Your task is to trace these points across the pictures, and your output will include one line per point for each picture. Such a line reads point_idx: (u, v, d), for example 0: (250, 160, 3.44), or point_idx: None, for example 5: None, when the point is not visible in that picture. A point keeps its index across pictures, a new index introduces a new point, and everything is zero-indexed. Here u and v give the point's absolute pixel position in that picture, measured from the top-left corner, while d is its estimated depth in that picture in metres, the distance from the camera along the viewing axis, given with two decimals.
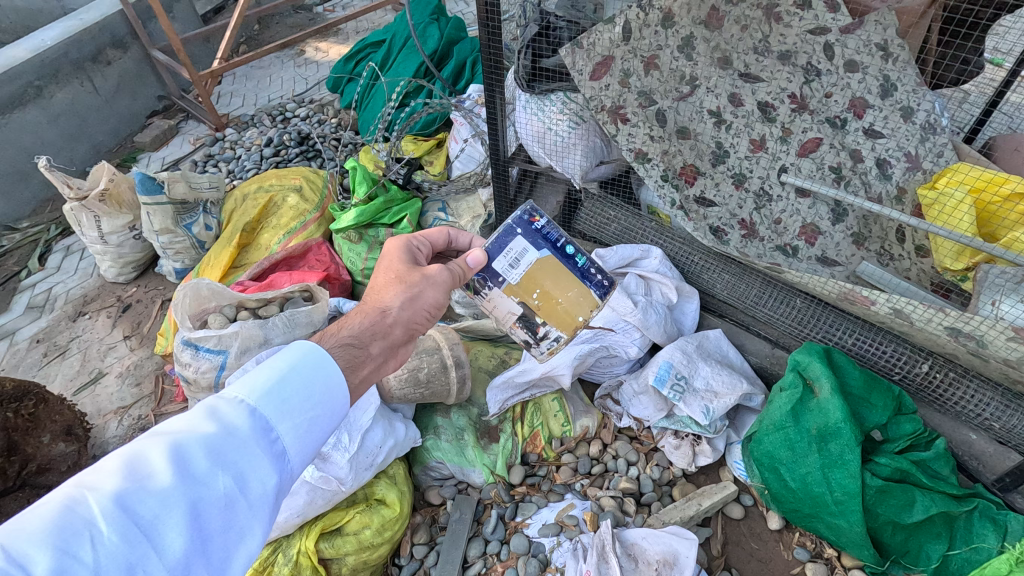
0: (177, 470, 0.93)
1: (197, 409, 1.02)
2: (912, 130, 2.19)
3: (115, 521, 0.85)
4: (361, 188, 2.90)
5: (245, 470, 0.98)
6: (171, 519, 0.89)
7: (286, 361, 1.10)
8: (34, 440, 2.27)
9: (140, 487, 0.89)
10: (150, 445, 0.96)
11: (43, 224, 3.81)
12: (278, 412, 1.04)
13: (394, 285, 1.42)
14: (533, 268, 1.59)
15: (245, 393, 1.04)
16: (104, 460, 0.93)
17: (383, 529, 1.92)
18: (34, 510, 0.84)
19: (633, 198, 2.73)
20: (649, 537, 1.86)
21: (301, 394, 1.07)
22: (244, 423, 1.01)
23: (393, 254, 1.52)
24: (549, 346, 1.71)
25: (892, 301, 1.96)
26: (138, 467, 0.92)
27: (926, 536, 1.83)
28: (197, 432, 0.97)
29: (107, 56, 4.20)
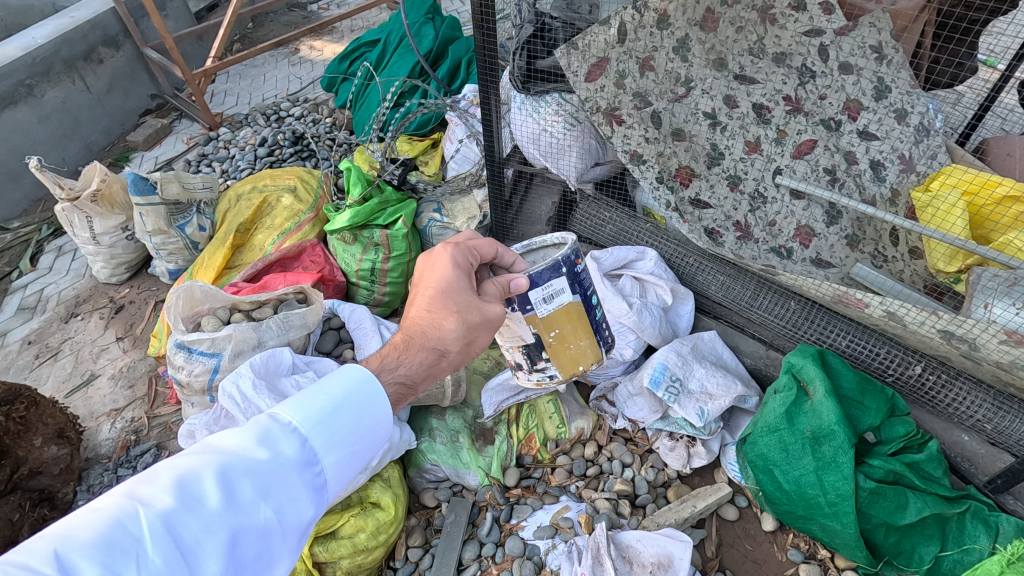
0: (225, 495, 0.91)
1: (249, 427, 1.01)
2: (907, 132, 2.22)
3: (161, 544, 0.82)
4: (355, 189, 2.87)
5: (288, 502, 0.96)
6: (213, 547, 0.86)
7: (340, 388, 1.07)
8: (26, 443, 2.26)
9: (187, 509, 0.87)
10: (200, 463, 0.94)
11: (34, 224, 3.78)
12: (325, 444, 1.03)
13: (453, 321, 1.25)
14: (560, 309, 1.52)
15: (299, 421, 1.02)
16: (156, 472, 0.91)
17: (377, 533, 1.92)
18: (84, 518, 0.82)
19: (629, 200, 2.71)
20: (643, 539, 1.86)
21: (351, 428, 1.05)
22: (293, 452, 1.00)
23: (446, 275, 1.27)
24: (537, 377, 1.69)
25: (886, 304, 1.96)
26: (188, 486, 0.90)
27: (919, 537, 1.83)
28: (248, 457, 0.96)
29: (98, 54, 4.18)
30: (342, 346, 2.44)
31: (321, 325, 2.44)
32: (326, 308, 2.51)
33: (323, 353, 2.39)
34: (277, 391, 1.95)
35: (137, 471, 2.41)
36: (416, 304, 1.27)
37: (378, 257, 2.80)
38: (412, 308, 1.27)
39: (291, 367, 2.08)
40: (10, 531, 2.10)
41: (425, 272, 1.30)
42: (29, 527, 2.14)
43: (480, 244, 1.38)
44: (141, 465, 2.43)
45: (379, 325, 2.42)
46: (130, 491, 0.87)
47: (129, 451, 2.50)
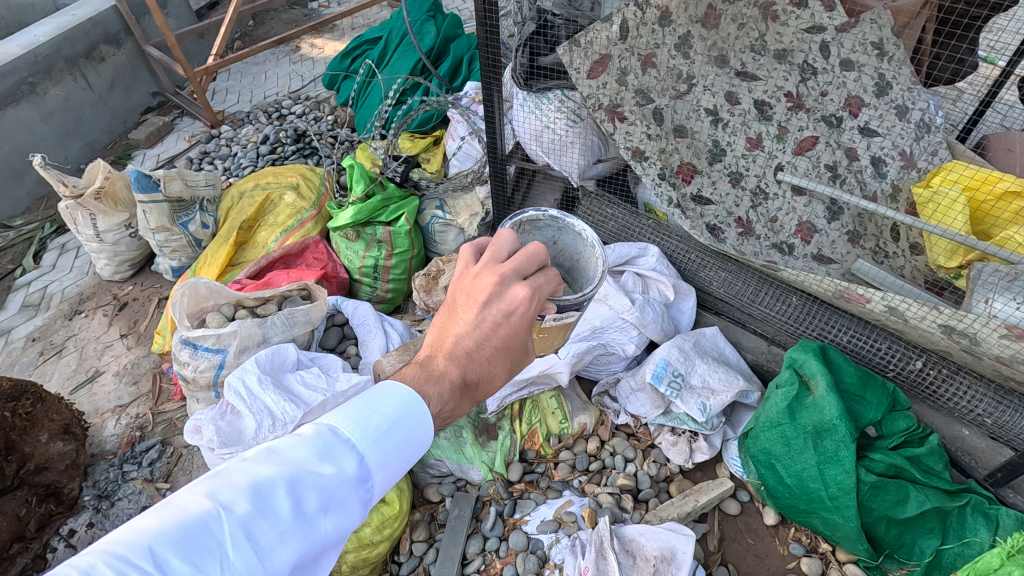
0: (295, 506, 0.85)
1: (314, 433, 0.93)
2: (907, 128, 2.23)
3: (241, 552, 0.79)
4: (359, 186, 2.88)
5: (351, 516, 0.91)
6: (286, 559, 0.82)
7: (394, 407, 0.99)
8: (32, 439, 2.27)
9: (259, 520, 0.82)
10: (269, 467, 0.88)
11: (37, 222, 3.79)
12: (383, 462, 0.95)
13: (503, 375, 1.16)
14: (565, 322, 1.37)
15: (358, 437, 0.94)
16: (228, 473, 0.86)
17: (382, 527, 1.94)
18: (166, 515, 0.78)
19: (630, 196, 2.73)
20: (647, 533, 1.88)
21: (407, 447, 0.98)
22: (355, 467, 0.92)
23: (516, 336, 1.11)
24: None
25: (887, 299, 1.99)
26: (261, 492, 0.84)
27: (920, 531, 1.85)
28: (315, 469, 0.89)
29: (100, 52, 4.19)
30: (345, 342, 2.46)
31: (324, 321, 2.47)
32: (332, 304, 2.54)
33: (326, 349, 2.41)
34: (283, 387, 1.97)
35: (142, 467, 2.43)
36: (474, 347, 1.10)
37: (380, 254, 2.81)
38: (471, 353, 1.10)
39: (296, 363, 2.11)
40: (17, 526, 2.15)
41: (497, 318, 1.11)
42: (36, 522, 2.19)
43: (555, 286, 1.17)
44: (147, 461, 2.44)
45: (382, 323, 2.43)
46: (208, 490, 0.83)
47: (134, 447, 2.52)
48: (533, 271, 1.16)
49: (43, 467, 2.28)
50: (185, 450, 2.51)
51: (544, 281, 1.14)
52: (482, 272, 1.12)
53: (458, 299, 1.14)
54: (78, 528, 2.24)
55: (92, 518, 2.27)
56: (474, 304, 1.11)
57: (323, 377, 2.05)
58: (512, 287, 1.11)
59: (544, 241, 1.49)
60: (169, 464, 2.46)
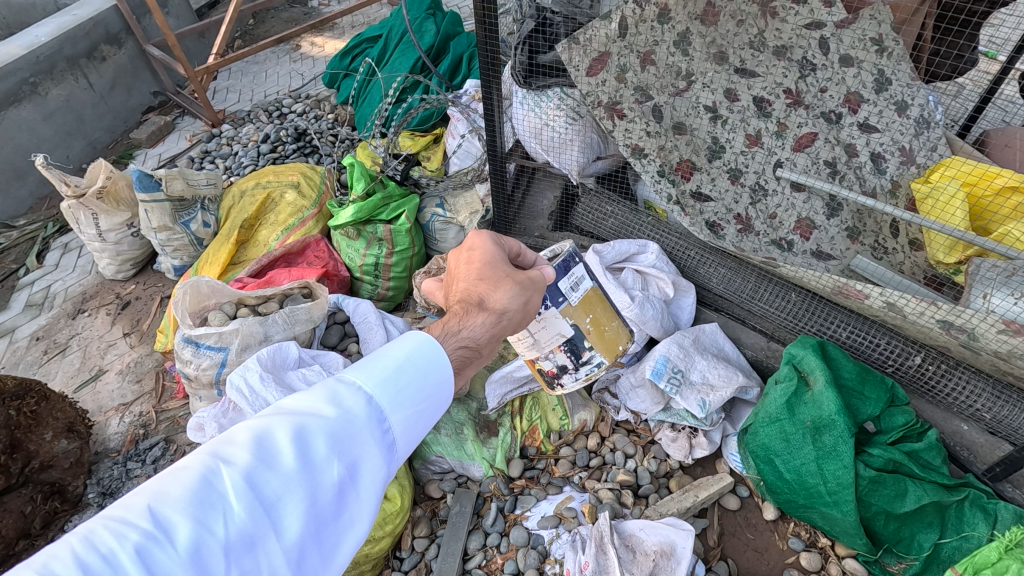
0: (302, 452, 0.94)
1: (320, 386, 1.03)
2: (906, 124, 2.22)
3: (247, 498, 0.87)
4: (359, 184, 2.90)
5: (362, 458, 0.99)
6: (292, 502, 0.90)
7: (404, 350, 1.09)
8: (37, 437, 2.28)
9: (265, 468, 0.91)
10: (275, 421, 0.97)
11: (41, 222, 3.82)
12: (393, 402, 1.04)
13: (506, 282, 1.29)
14: (587, 296, 1.69)
15: (364, 380, 1.04)
16: (235, 432, 0.95)
17: (383, 523, 1.96)
18: (173, 476, 0.87)
19: (630, 192, 2.74)
20: (647, 528, 1.89)
21: (416, 386, 1.07)
22: (362, 411, 1.01)
23: (488, 251, 1.33)
24: (588, 371, 1.82)
25: (885, 295, 1.98)
26: (266, 444, 0.94)
27: (918, 525, 1.86)
28: (319, 415, 0.98)
29: (101, 52, 4.20)
30: (346, 340, 2.48)
31: (326, 319, 2.48)
32: (333, 302, 2.54)
33: (328, 347, 2.43)
34: (284, 384, 1.98)
35: (146, 465, 2.45)
36: (464, 280, 1.31)
37: (381, 252, 2.82)
38: (461, 286, 1.31)
39: (297, 361, 2.12)
40: (23, 523, 2.16)
41: (464, 254, 1.36)
42: (41, 519, 2.20)
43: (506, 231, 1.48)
44: (150, 459, 2.46)
45: (384, 320, 2.44)
46: (216, 448, 0.93)
47: (138, 444, 2.53)
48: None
49: (47, 465, 2.29)
50: (188, 449, 2.53)
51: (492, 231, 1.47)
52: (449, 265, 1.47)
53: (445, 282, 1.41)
54: None
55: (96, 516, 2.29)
56: (451, 271, 1.39)
57: (324, 374, 2.09)
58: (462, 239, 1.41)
59: None
60: (172, 462, 2.48)
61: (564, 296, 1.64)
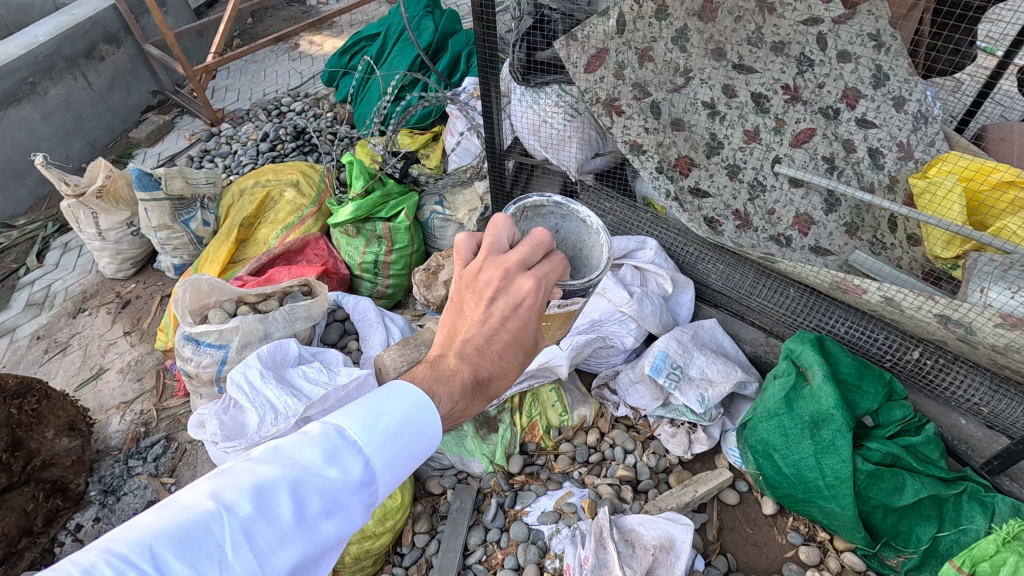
0: (297, 509, 0.87)
1: (322, 434, 0.95)
2: (904, 120, 2.23)
3: (239, 555, 0.80)
4: (359, 182, 2.93)
5: (353, 520, 0.92)
6: (284, 562, 0.83)
7: (408, 411, 1.00)
8: (38, 435, 2.30)
9: (263, 520, 0.83)
10: (275, 468, 0.90)
11: (41, 221, 3.84)
12: (389, 466, 0.97)
13: (516, 369, 1.15)
14: (562, 316, 1.36)
15: (365, 440, 0.95)
16: (234, 471, 0.87)
17: (384, 518, 1.97)
18: (167, 516, 0.79)
19: (629, 189, 2.72)
20: (646, 523, 1.90)
21: (414, 452, 1.00)
22: (361, 472, 0.94)
23: (527, 327, 1.11)
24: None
25: (883, 289, 1.98)
26: (266, 494, 0.86)
27: (916, 518, 1.87)
28: (320, 469, 0.91)
29: (100, 51, 4.21)
30: (346, 337, 2.49)
31: (326, 317, 2.49)
32: (332, 299, 2.55)
33: (328, 344, 2.44)
34: (284, 381, 1.99)
35: (147, 462, 2.46)
36: (483, 345, 1.09)
37: (381, 250, 2.83)
38: (479, 347, 1.09)
39: (297, 358, 2.13)
40: (25, 521, 2.16)
41: (505, 310, 1.08)
42: (43, 517, 2.20)
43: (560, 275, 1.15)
44: (151, 456, 2.46)
45: (384, 317, 2.45)
46: (213, 489, 0.84)
47: (139, 442, 2.54)
48: (538, 260, 1.13)
49: (49, 463, 2.29)
50: (190, 446, 2.54)
51: (548, 270, 1.12)
52: (484, 262, 1.09)
53: (463, 289, 1.11)
54: (86, 523, 2.27)
55: (98, 514, 2.29)
56: (482, 300, 1.08)
57: (324, 371, 2.07)
58: (518, 281, 1.08)
59: (547, 229, 1.43)
60: (174, 459, 2.49)
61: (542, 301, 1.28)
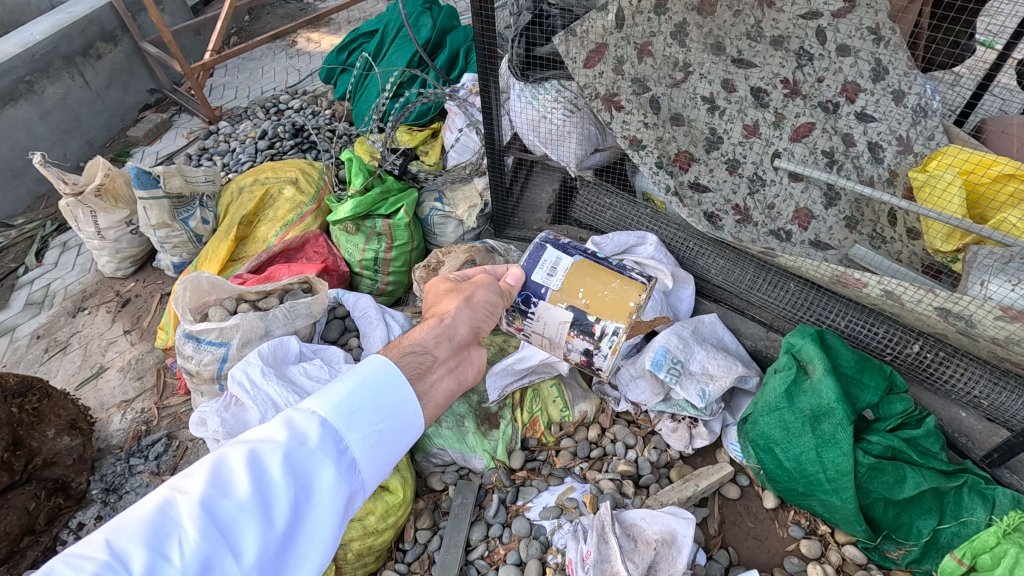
0: (253, 478, 0.99)
1: (276, 417, 1.09)
2: (904, 113, 2.24)
3: (202, 523, 0.92)
4: (358, 179, 2.91)
5: (316, 480, 1.03)
6: (248, 524, 0.95)
7: (359, 373, 1.15)
8: (40, 434, 2.30)
9: (220, 495, 0.97)
10: (232, 451, 1.04)
11: (39, 221, 3.83)
12: (348, 423, 1.09)
13: (446, 296, 1.51)
14: (569, 275, 1.89)
15: (317, 405, 1.10)
16: (194, 466, 1.02)
17: (387, 515, 1.97)
18: (133, 511, 0.93)
19: (629, 184, 2.77)
20: (648, 517, 1.89)
21: (370, 406, 1.12)
22: (315, 434, 1.06)
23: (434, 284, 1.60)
24: (609, 343, 1.89)
25: (883, 282, 2.00)
26: (222, 473, 1.00)
27: (917, 511, 1.87)
28: (273, 442, 1.04)
29: (97, 49, 4.20)
30: (347, 334, 2.48)
31: (326, 314, 2.49)
32: (332, 296, 2.55)
33: (328, 341, 2.44)
34: (286, 379, 1.99)
35: (149, 460, 2.47)
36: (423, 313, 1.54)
37: (380, 247, 2.83)
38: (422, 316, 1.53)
39: (298, 355, 2.13)
40: (27, 520, 2.16)
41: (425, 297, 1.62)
42: (46, 515, 2.21)
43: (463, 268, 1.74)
44: (153, 454, 2.47)
45: (384, 314, 2.44)
46: (174, 482, 0.99)
47: (141, 441, 2.55)
48: None
49: (51, 462, 2.29)
50: (191, 444, 2.54)
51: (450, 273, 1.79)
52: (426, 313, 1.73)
53: None
54: (87, 522, 2.27)
55: (100, 512, 2.30)
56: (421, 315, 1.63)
57: (326, 368, 2.08)
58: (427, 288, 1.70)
59: None
60: (175, 457, 2.49)
61: (546, 286, 1.89)
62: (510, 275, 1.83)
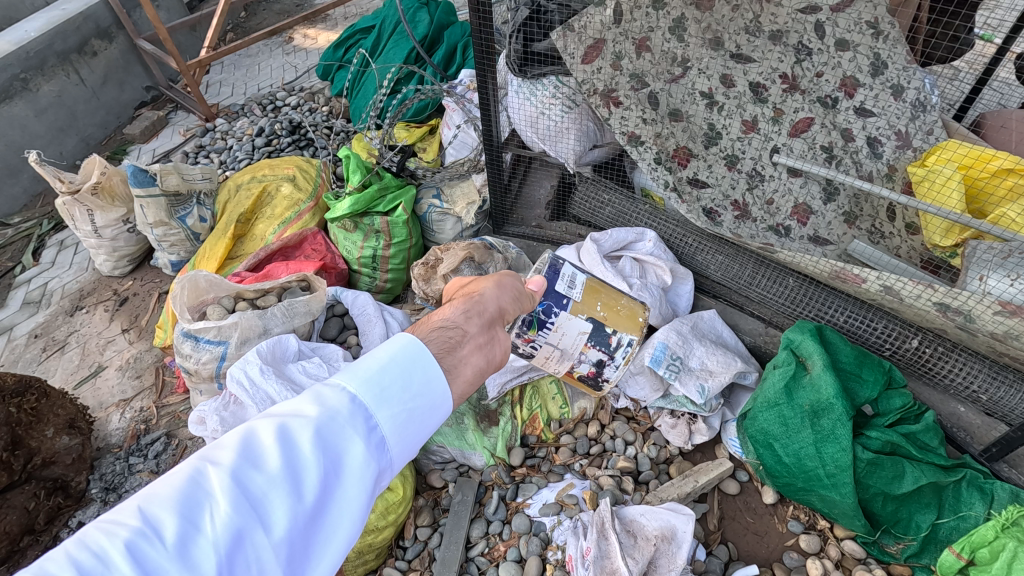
0: (285, 451, 0.97)
1: (305, 390, 1.07)
2: (902, 108, 2.23)
3: (231, 496, 0.90)
4: (355, 177, 2.89)
5: (348, 455, 1.01)
6: (279, 498, 0.93)
7: (387, 350, 1.11)
8: (38, 434, 2.29)
9: (250, 467, 0.95)
10: (262, 424, 1.02)
11: (35, 220, 3.82)
12: (378, 400, 1.06)
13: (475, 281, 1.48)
14: (585, 289, 1.97)
15: (348, 381, 1.07)
16: (224, 437, 1.00)
17: (387, 512, 1.97)
18: (165, 480, 0.92)
19: (628, 181, 2.77)
20: (647, 513, 1.90)
21: (400, 383, 1.08)
22: (346, 410, 1.03)
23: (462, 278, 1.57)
24: (623, 354, 2.01)
25: (882, 279, 1.99)
26: (251, 446, 0.98)
27: (916, 506, 1.88)
28: (302, 415, 1.01)
29: (92, 47, 4.18)
30: (345, 333, 2.46)
31: (324, 312, 2.48)
32: (331, 295, 2.54)
33: (327, 339, 2.43)
34: (284, 377, 1.99)
35: (148, 459, 2.46)
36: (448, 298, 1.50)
37: (378, 244, 2.82)
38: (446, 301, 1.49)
39: (296, 353, 2.13)
40: (27, 519, 2.16)
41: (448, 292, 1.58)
42: (45, 515, 2.20)
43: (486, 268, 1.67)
44: (152, 453, 2.47)
45: (383, 311, 2.45)
46: (203, 453, 0.97)
47: (140, 440, 2.55)
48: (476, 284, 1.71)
49: (50, 461, 2.29)
50: (190, 443, 2.54)
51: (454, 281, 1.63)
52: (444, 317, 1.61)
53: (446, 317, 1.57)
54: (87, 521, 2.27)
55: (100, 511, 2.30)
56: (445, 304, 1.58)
57: (324, 367, 2.08)
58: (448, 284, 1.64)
59: None
60: (175, 456, 2.49)
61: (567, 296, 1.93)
62: (532, 282, 1.74)
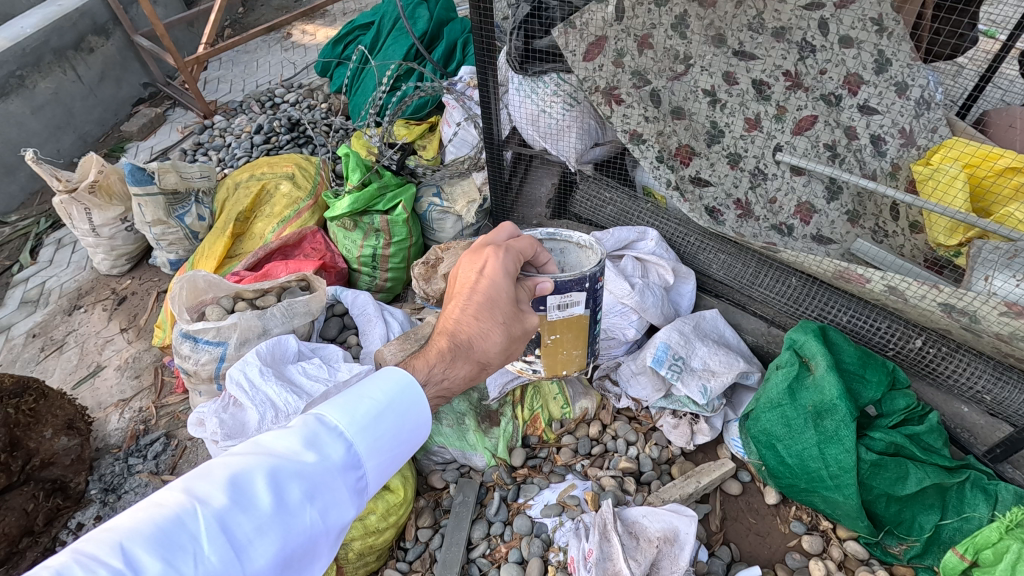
0: (277, 497, 0.94)
1: (299, 428, 1.04)
2: (906, 105, 2.21)
3: (218, 543, 0.86)
4: (355, 175, 2.86)
5: (335, 503, 1.00)
6: (264, 547, 0.90)
7: (386, 393, 1.10)
8: (36, 435, 2.27)
9: (240, 511, 0.91)
10: (252, 462, 0.98)
11: (33, 217, 3.80)
12: (370, 449, 1.06)
13: (497, 330, 1.31)
14: (564, 320, 1.64)
15: (345, 425, 1.05)
16: (211, 471, 0.95)
17: (388, 514, 1.96)
18: (147, 514, 0.86)
19: (629, 178, 2.72)
20: (649, 515, 1.89)
21: (393, 432, 1.09)
22: (339, 457, 1.02)
23: (496, 287, 1.32)
24: (524, 368, 1.80)
25: (886, 279, 1.97)
26: (242, 486, 0.94)
27: (919, 507, 1.87)
28: (296, 459, 0.99)
29: (89, 43, 4.14)
30: (345, 332, 2.45)
31: (324, 312, 2.47)
32: (332, 294, 2.53)
33: (327, 339, 2.42)
34: (284, 378, 1.97)
35: (148, 460, 2.45)
36: (460, 310, 1.30)
37: (378, 243, 2.80)
38: (461, 313, 1.30)
39: (296, 354, 2.12)
40: (25, 521, 2.14)
41: (473, 277, 1.32)
42: (44, 516, 2.19)
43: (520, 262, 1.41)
44: (152, 454, 2.46)
45: (383, 311, 2.43)
46: (189, 488, 0.92)
47: (139, 440, 2.54)
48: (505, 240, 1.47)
49: (48, 463, 2.27)
50: (190, 443, 2.54)
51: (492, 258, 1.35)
52: (452, 275, 1.38)
53: (449, 286, 1.37)
54: (87, 522, 2.26)
55: (99, 512, 2.28)
56: (456, 283, 1.35)
57: (324, 368, 2.06)
58: (481, 254, 1.35)
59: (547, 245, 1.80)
60: (174, 457, 2.48)
61: (547, 308, 1.57)
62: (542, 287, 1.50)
